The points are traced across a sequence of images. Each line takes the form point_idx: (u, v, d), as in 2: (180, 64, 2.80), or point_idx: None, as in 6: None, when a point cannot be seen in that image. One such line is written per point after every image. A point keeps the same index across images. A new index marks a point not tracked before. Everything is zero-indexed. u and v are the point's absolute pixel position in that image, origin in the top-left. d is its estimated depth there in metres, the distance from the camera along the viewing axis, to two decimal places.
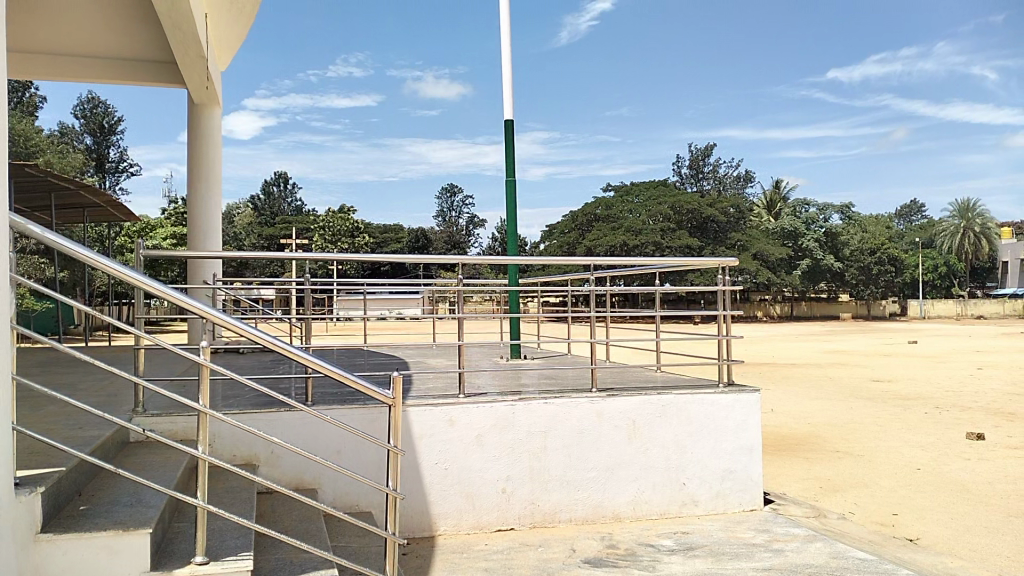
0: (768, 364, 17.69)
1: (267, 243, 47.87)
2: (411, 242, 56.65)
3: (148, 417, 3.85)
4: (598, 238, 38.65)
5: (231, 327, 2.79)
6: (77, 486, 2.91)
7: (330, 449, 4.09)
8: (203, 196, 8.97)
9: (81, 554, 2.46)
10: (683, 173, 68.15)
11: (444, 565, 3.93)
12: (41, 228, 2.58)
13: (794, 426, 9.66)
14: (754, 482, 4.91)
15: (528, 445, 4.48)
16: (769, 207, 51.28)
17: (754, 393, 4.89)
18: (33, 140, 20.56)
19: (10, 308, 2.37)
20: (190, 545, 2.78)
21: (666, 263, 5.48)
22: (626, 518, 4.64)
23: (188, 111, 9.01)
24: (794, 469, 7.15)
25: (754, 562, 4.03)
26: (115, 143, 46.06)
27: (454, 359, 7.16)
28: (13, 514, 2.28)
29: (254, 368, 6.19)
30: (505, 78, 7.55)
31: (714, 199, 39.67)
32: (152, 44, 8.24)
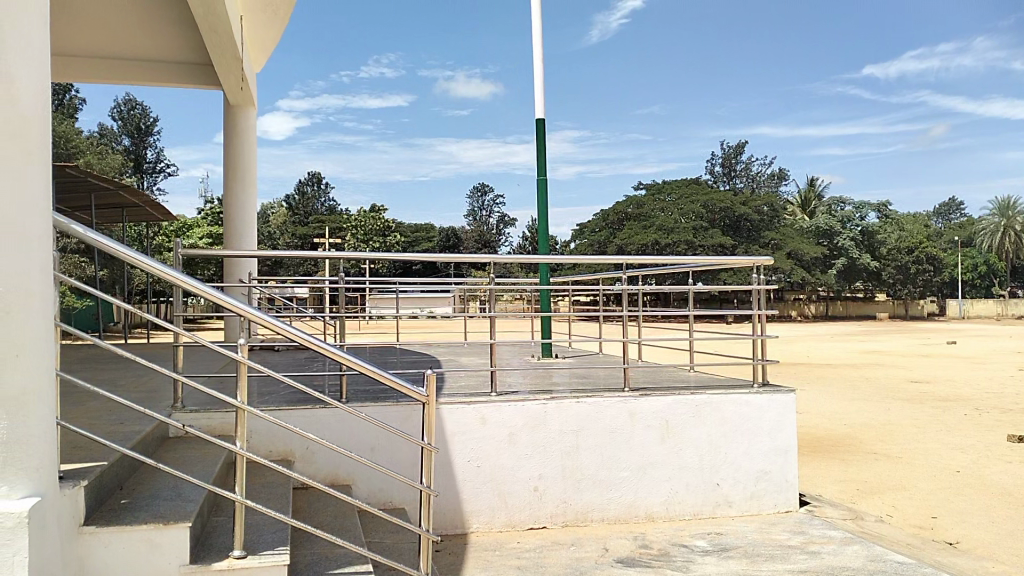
0: (802, 364, 17.47)
1: (300, 242, 48.42)
2: (442, 242, 56.88)
3: (186, 412, 3.91)
4: (629, 236, 38.44)
5: (267, 324, 2.82)
6: (119, 480, 2.96)
7: (364, 446, 4.12)
8: (239, 196, 9.09)
9: (123, 546, 2.51)
10: (716, 171, 67.52)
11: (477, 563, 3.93)
12: (83, 227, 2.63)
13: (829, 427, 9.53)
14: (790, 484, 4.85)
15: (561, 444, 4.47)
16: (803, 206, 50.60)
17: (789, 393, 4.83)
18: (73, 141, 21.04)
19: (54, 307, 2.42)
20: (229, 540, 2.82)
21: (699, 262, 5.41)
22: (659, 518, 4.61)
23: (224, 112, 9.14)
24: (829, 471, 7.06)
25: (790, 564, 3.98)
26: (152, 144, 46.88)
27: (485, 358, 7.18)
28: (57, 507, 2.33)
29: (289, 365, 6.27)
30: (536, 76, 7.54)
31: (746, 198, 39.31)
32: (189, 46, 8.37)
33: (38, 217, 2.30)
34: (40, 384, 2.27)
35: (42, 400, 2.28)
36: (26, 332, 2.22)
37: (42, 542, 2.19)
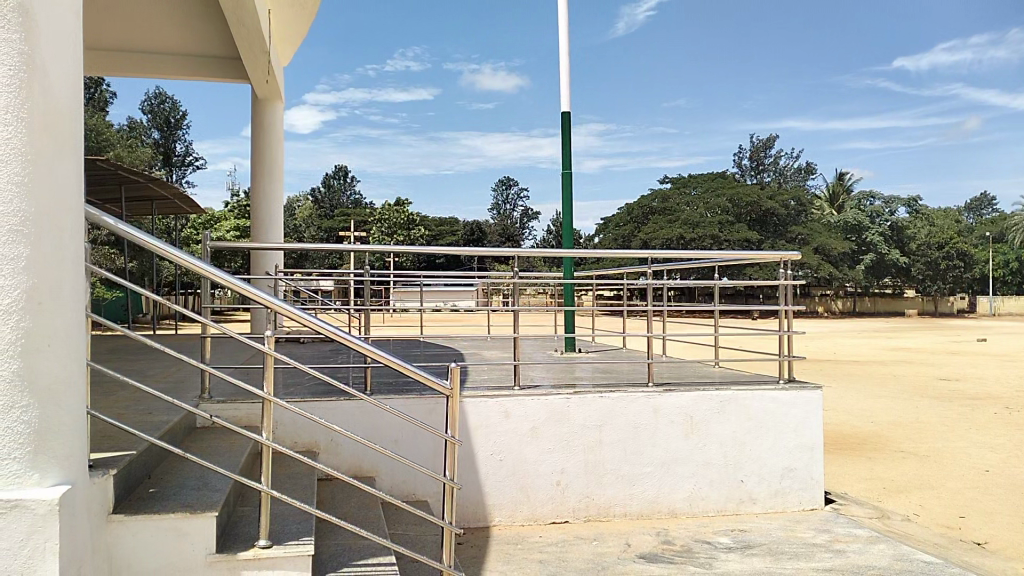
0: (829, 361, 17.27)
1: (327, 235, 48.82)
2: (466, 235, 57.04)
3: (213, 403, 3.95)
4: (654, 230, 38.25)
5: (294, 316, 2.84)
6: (147, 469, 3.01)
7: (388, 438, 4.15)
8: (266, 188, 9.17)
9: (151, 534, 2.55)
10: (743, 165, 66.92)
11: (500, 557, 3.95)
12: (113, 219, 2.67)
13: (856, 425, 9.42)
14: (816, 481, 4.80)
15: (584, 439, 4.46)
16: (831, 200, 49.99)
17: (816, 389, 4.78)
18: (103, 135, 21.34)
19: (85, 296, 2.46)
20: (255, 529, 2.86)
21: (725, 257, 5.35)
22: (683, 514, 4.60)
23: (251, 106, 9.22)
24: (855, 469, 6.98)
25: (815, 562, 3.94)
26: (181, 137, 47.42)
27: (509, 352, 7.19)
28: (87, 494, 2.37)
29: (314, 357, 6.33)
30: (562, 70, 7.51)
31: (774, 192, 38.98)
32: (218, 41, 8.46)
33: (70, 209, 2.33)
34: (70, 374, 2.31)
35: (72, 389, 2.31)
36: (58, 322, 2.25)
37: (73, 530, 2.23)
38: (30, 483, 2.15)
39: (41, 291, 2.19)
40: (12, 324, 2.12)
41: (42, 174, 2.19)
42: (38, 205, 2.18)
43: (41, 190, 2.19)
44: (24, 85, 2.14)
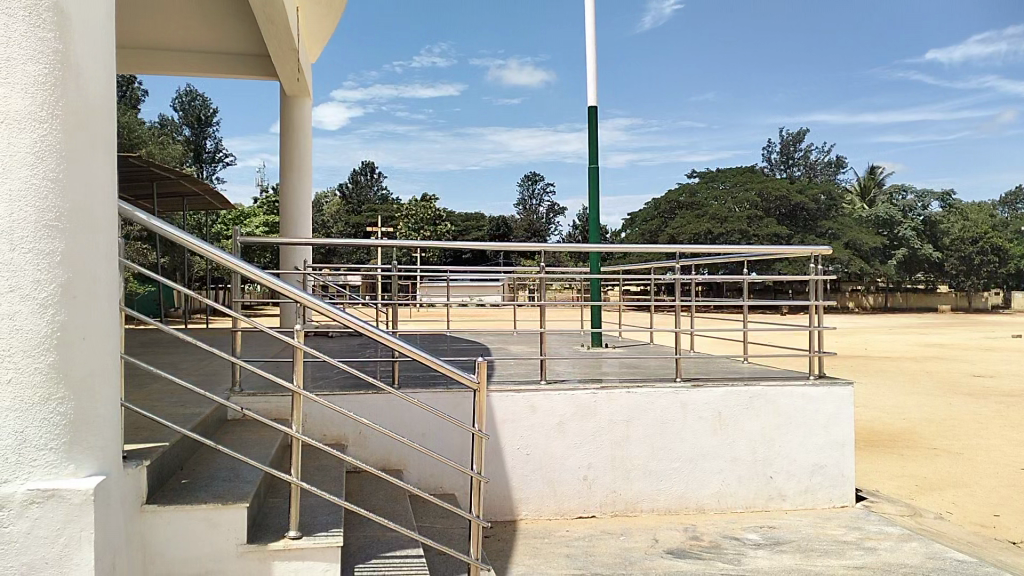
0: (861, 357, 17.03)
1: (354, 231, 49.14)
2: (492, 230, 57.09)
3: (244, 396, 4.00)
4: (681, 225, 38.00)
5: (322, 310, 2.87)
6: (179, 460, 3.05)
7: (415, 432, 4.17)
8: (295, 184, 9.25)
9: (183, 524, 2.59)
10: (772, 159, 66.21)
11: (527, 551, 3.95)
12: (146, 214, 2.70)
13: (887, 421, 9.29)
14: (846, 478, 4.74)
15: (610, 433, 4.45)
16: (863, 194, 49.31)
17: (847, 386, 4.71)
18: (136, 132, 21.66)
19: (118, 291, 2.49)
20: (284, 520, 2.89)
21: (753, 251, 5.28)
22: (710, 510, 4.57)
23: (280, 103, 9.30)
24: (886, 466, 6.88)
25: (846, 559, 3.90)
26: (211, 135, 48.00)
27: (535, 347, 7.19)
28: (121, 484, 2.41)
29: (342, 351, 6.38)
30: (589, 63, 7.48)
31: (803, 186, 38.52)
32: (248, 39, 8.55)
33: (103, 204, 2.37)
34: (103, 367, 2.35)
35: (105, 381, 2.35)
36: (92, 316, 2.29)
37: (107, 519, 2.27)
38: (66, 473, 2.19)
39: (75, 285, 2.22)
40: (48, 318, 2.15)
41: (76, 170, 2.23)
42: (72, 201, 2.21)
43: (76, 186, 2.23)
44: (57, 82, 2.17)
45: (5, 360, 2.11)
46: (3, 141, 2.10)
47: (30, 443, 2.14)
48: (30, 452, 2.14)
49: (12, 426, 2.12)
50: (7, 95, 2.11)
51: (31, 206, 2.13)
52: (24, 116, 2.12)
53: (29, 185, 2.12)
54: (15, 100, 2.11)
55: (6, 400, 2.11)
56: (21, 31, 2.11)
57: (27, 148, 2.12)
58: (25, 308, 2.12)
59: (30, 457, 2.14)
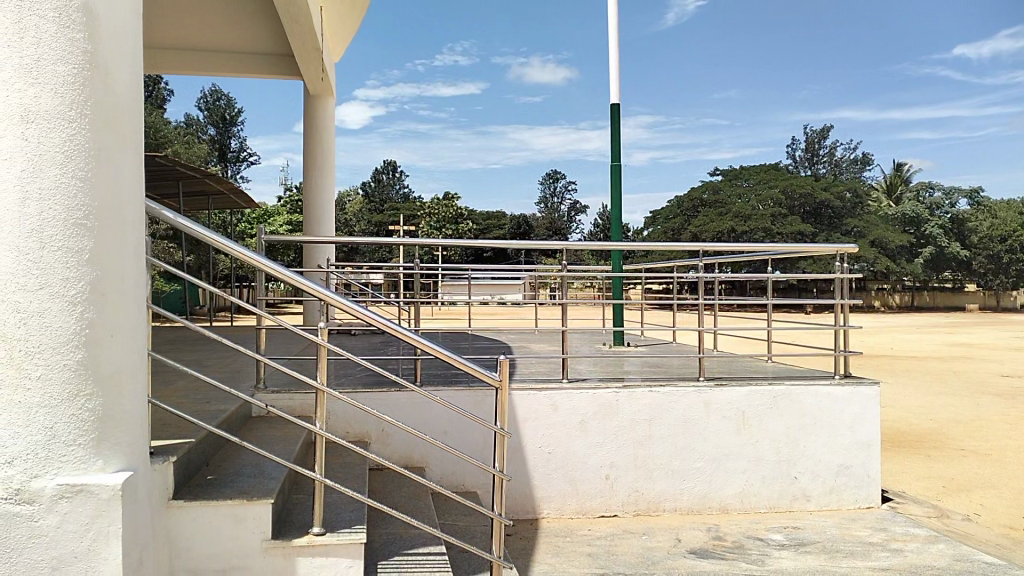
0: (887, 356, 16.82)
1: (376, 229, 49.37)
2: (513, 228, 57.12)
3: (268, 393, 4.03)
4: (704, 223, 37.75)
5: (345, 308, 2.89)
6: (205, 457, 3.08)
7: (437, 429, 4.18)
8: (318, 183, 9.32)
9: (208, 520, 2.62)
10: (796, 156, 65.64)
11: (549, 549, 3.95)
12: (173, 213, 2.74)
13: (914, 422, 9.17)
14: (872, 478, 4.69)
15: (633, 433, 4.43)
16: (889, 192, 48.72)
17: (873, 385, 4.66)
18: (162, 132, 21.89)
19: (145, 288, 2.52)
20: (308, 516, 2.91)
21: (778, 249, 5.23)
22: (734, 510, 4.54)
23: (304, 102, 9.36)
24: (913, 467, 6.79)
25: (871, 561, 3.86)
26: (236, 134, 48.40)
27: (557, 345, 7.18)
28: (148, 480, 2.44)
29: (365, 349, 6.41)
30: (612, 60, 7.44)
31: (828, 183, 38.11)
32: (272, 39, 8.62)
33: (131, 203, 2.40)
34: (132, 365, 2.38)
35: (132, 378, 2.38)
36: (120, 314, 2.32)
37: (135, 514, 2.30)
38: (95, 469, 2.22)
39: (104, 283, 2.25)
40: (77, 316, 2.18)
41: (104, 170, 2.25)
42: (101, 199, 2.24)
43: (104, 186, 2.26)
44: (85, 82, 2.19)
45: (34, 357, 2.14)
46: (33, 139, 2.14)
47: (59, 439, 2.16)
48: (59, 447, 2.16)
49: (42, 423, 2.15)
50: (37, 95, 2.13)
51: (60, 204, 2.16)
52: (53, 115, 2.15)
53: (58, 185, 2.16)
54: (45, 100, 2.14)
55: (36, 396, 2.14)
56: (52, 32, 2.14)
57: (57, 147, 2.15)
58: (54, 306, 2.15)
59: (59, 453, 2.17)
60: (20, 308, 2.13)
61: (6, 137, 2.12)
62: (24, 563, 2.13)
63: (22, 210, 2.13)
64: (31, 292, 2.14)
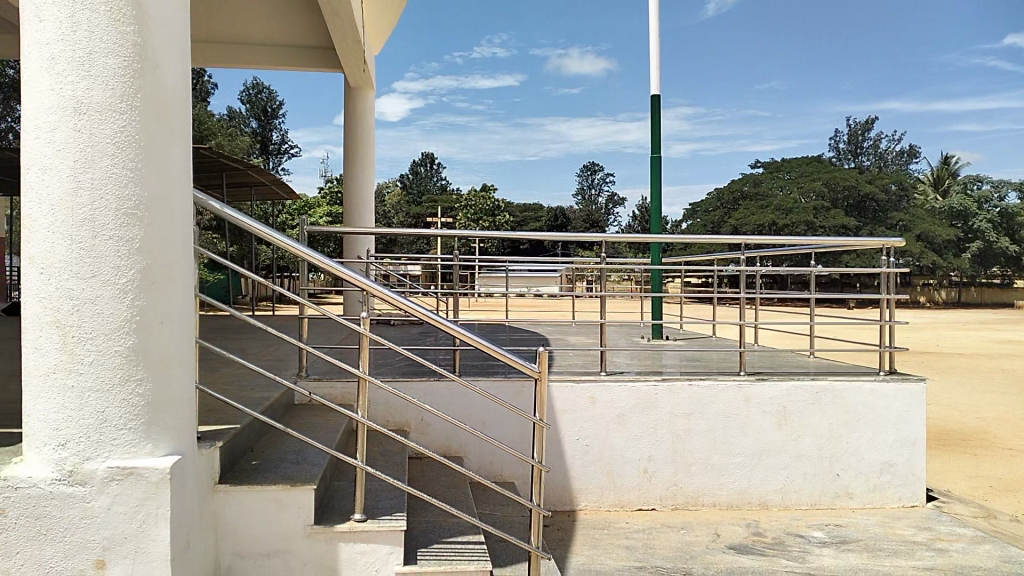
0: (933, 353, 16.44)
1: (414, 221, 49.71)
2: (551, 222, 56.80)
3: (311, 380, 4.09)
4: (744, 217, 37.30)
5: (386, 298, 2.91)
6: (250, 443, 3.14)
7: (476, 419, 4.20)
8: (358, 175, 9.40)
9: (253, 505, 2.66)
10: (839, 148, 64.42)
11: (587, 541, 3.95)
12: (220, 204, 2.79)
13: (960, 420, 8.96)
14: (917, 477, 4.59)
15: (671, 427, 4.40)
16: (937, 185, 47.54)
17: (920, 381, 4.55)
18: (206, 125, 22.27)
19: (193, 277, 2.57)
20: (349, 503, 2.95)
21: (822, 243, 5.13)
22: (774, 506, 4.49)
23: (345, 95, 9.44)
24: (960, 466, 6.64)
25: (915, 560, 3.78)
26: (278, 127, 49.02)
27: (595, 338, 7.16)
28: (195, 465, 2.50)
29: (404, 339, 6.47)
30: (652, 51, 7.37)
31: (872, 176, 37.33)
32: (315, 32, 8.70)
33: (180, 194, 2.44)
34: (180, 351, 2.43)
35: (180, 365, 2.42)
36: (169, 301, 2.36)
37: (182, 497, 2.35)
38: (144, 452, 2.27)
39: (154, 271, 2.30)
40: (128, 303, 2.24)
41: (154, 160, 2.30)
42: (151, 189, 2.29)
43: (154, 175, 2.30)
44: (136, 74, 2.24)
45: (87, 342, 2.20)
46: (86, 131, 2.19)
47: (109, 423, 2.22)
48: (110, 431, 2.22)
49: (93, 407, 2.21)
50: (89, 88, 2.19)
51: (111, 193, 2.21)
52: (104, 107, 2.20)
53: (110, 175, 2.21)
54: (96, 92, 2.19)
55: (89, 380, 2.20)
56: (103, 25, 2.19)
57: (108, 138, 2.20)
58: (106, 293, 2.21)
59: (110, 436, 2.22)
60: (74, 296, 2.19)
61: (60, 129, 2.18)
62: (77, 542, 2.20)
63: (74, 199, 2.19)
64: (84, 279, 2.20)
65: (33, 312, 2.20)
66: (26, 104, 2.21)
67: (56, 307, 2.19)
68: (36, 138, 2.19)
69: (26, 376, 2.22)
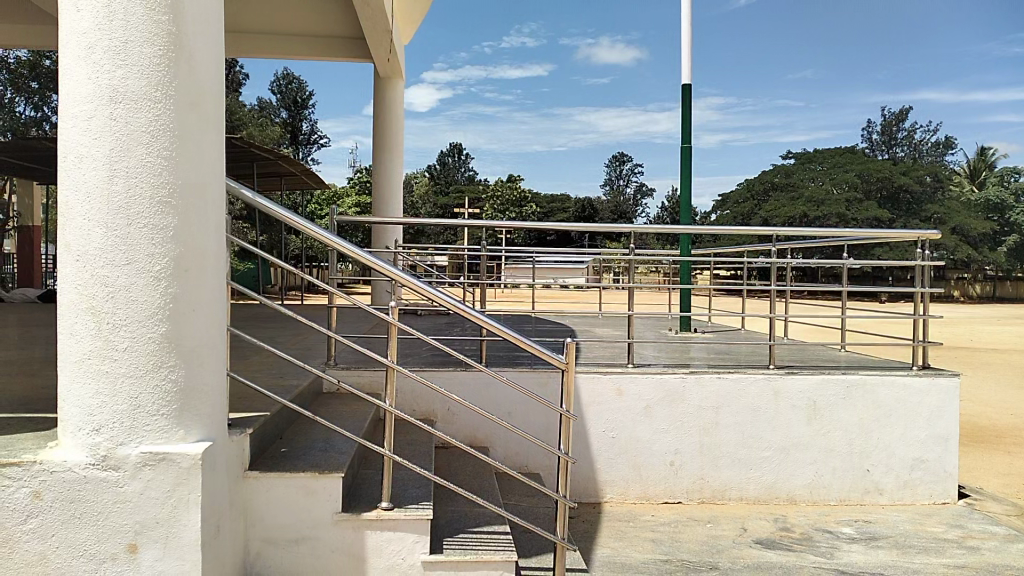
0: (967, 349, 16.13)
1: (442, 211, 49.81)
2: (578, 212, 56.58)
3: (340, 369, 4.13)
4: (775, 209, 36.89)
5: (415, 288, 2.92)
6: (279, 430, 3.18)
7: (503, 409, 4.21)
8: (387, 166, 9.44)
9: (282, 492, 2.69)
10: (873, 139, 63.41)
11: (613, 533, 3.95)
12: (252, 193, 2.82)
13: (994, 416, 8.81)
14: (949, 474, 4.51)
15: (699, 420, 4.37)
16: (973, 178, 46.62)
17: (953, 377, 4.47)
18: (237, 115, 22.49)
19: (226, 266, 2.59)
20: (377, 491, 2.98)
21: (854, 235, 5.05)
22: (803, 502, 4.45)
23: (374, 85, 9.47)
24: (993, 464, 6.52)
25: (946, 558, 3.73)
26: (308, 117, 49.37)
27: (622, 329, 7.13)
28: (226, 451, 2.53)
29: (431, 329, 6.50)
30: (683, 40, 7.29)
31: (907, 167, 36.64)
32: (345, 22, 8.74)
33: (213, 182, 2.46)
34: (212, 339, 2.46)
35: (212, 353, 2.45)
36: (202, 290, 2.39)
37: (213, 482, 2.38)
38: (177, 438, 2.30)
39: (187, 260, 2.32)
40: (161, 290, 2.26)
41: (187, 149, 2.32)
42: (184, 178, 2.31)
43: (188, 165, 2.32)
44: (170, 62, 2.26)
45: (121, 329, 2.23)
46: (121, 119, 2.22)
47: (143, 409, 2.26)
48: (143, 417, 2.25)
49: (127, 393, 2.25)
50: (124, 76, 2.21)
51: (145, 182, 2.24)
52: (139, 96, 2.22)
53: (144, 163, 2.23)
54: (131, 81, 2.21)
55: (122, 367, 2.24)
56: (138, 14, 2.21)
57: (143, 127, 2.23)
58: (140, 281, 2.24)
59: (143, 422, 2.25)
60: (109, 284, 2.23)
61: (95, 117, 2.21)
62: (111, 526, 2.24)
63: (110, 187, 2.22)
64: (119, 267, 2.23)
65: (70, 299, 2.24)
66: (63, 93, 2.24)
67: (92, 294, 2.22)
68: (73, 126, 2.23)
69: (63, 361, 2.26)
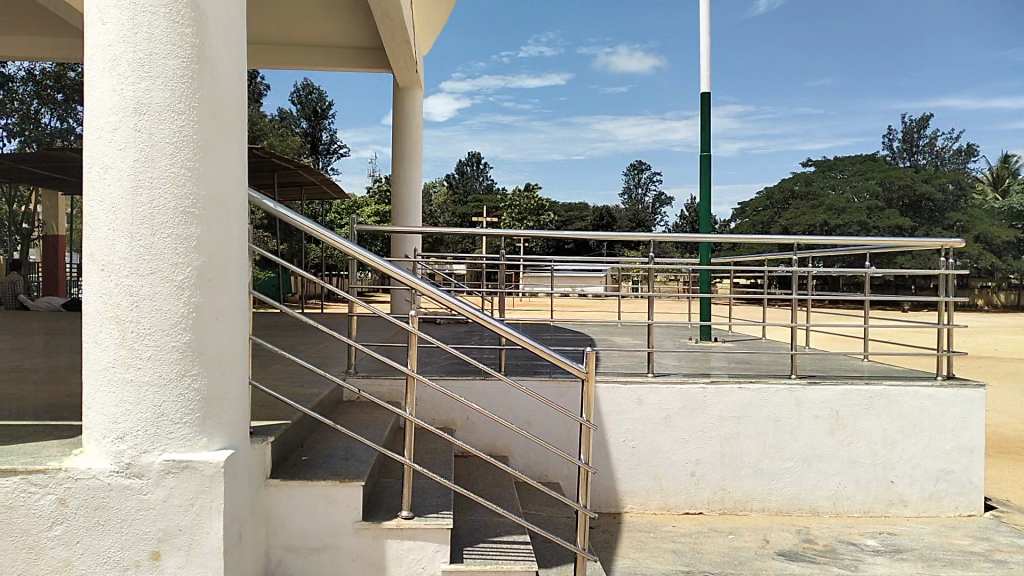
0: (991, 359, 15.90)
1: (460, 220, 49.90)
2: (596, 221, 56.43)
3: (360, 377, 4.14)
4: (794, 217, 36.62)
5: (434, 297, 2.92)
6: (300, 438, 3.19)
7: (522, 419, 4.20)
8: (405, 175, 9.50)
9: (303, 499, 2.70)
10: (894, 146, 62.92)
11: (633, 544, 3.92)
12: (273, 203, 2.84)
13: (1020, 427, 8.66)
14: (975, 486, 4.44)
15: (720, 430, 4.34)
16: (997, 185, 46.06)
17: (978, 387, 4.41)
18: (257, 125, 22.66)
19: (247, 275, 2.60)
20: (397, 499, 2.98)
21: (877, 243, 4.99)
22: (825, 513, 4.40)
23: (393, 95, 9.54)
24: (1020, 476, 6.40)
25: (972, 571, 3.66)
26: (327, 127, 49.71)
27: (641, 339, 7.11)
28: (247, 459, 2.54)
29: (450, 338, 6.51)
30: (703, 48, 7.28)
31: (929, 175, 36.25)
32: (364, 33, 8.82)
33: (234, 191, 2.48)
34: (234, 348, 2.48)
35: (234, 361, 2.46)
36: (224, 298, 2.41)
37: (235, 490, 2.39)
38: (200, 446, 2.32)
39: (210, 270, 2.34)
40: (185, 300, 2.29)
41: (210, 159, 2.34)
42: (207, 188, 2.33)
43: (210, 175, 2.34)
44: (193, 73, 2.28)
45: (145, 338, 2.25)
46: (145, 131, 2.24)
47: (166, 417, 2.27)
48: (167, 425, 2.27)
49: (151, 401, 2.26)
50: (148, 88, 2.24)
51: (168, 192, 2.26)
52: (163, 107, 2.25)
53: (168, 174, 2.26)
54: (155, 93, 2.24)
55: (146, 375, 2.26)
56: (163, 27, 2.24)
57: (168, 138, 2.25)
58: (164, 290, 2.26)
59: (167, 430, 2.27)
60: (134, 292, 2.25)
61: (120, 129, 2.24)
62: (134, 533, 2.26)
63: (134, 197, 2.24)
64: (143, 276, 2.25)
65: (94, 309, 2.27)
66: (89, 105, 2.27)
67: (117, 303, 2.25)
68: (98, 138, 2.25)
69: (87, 369, 2.29)
